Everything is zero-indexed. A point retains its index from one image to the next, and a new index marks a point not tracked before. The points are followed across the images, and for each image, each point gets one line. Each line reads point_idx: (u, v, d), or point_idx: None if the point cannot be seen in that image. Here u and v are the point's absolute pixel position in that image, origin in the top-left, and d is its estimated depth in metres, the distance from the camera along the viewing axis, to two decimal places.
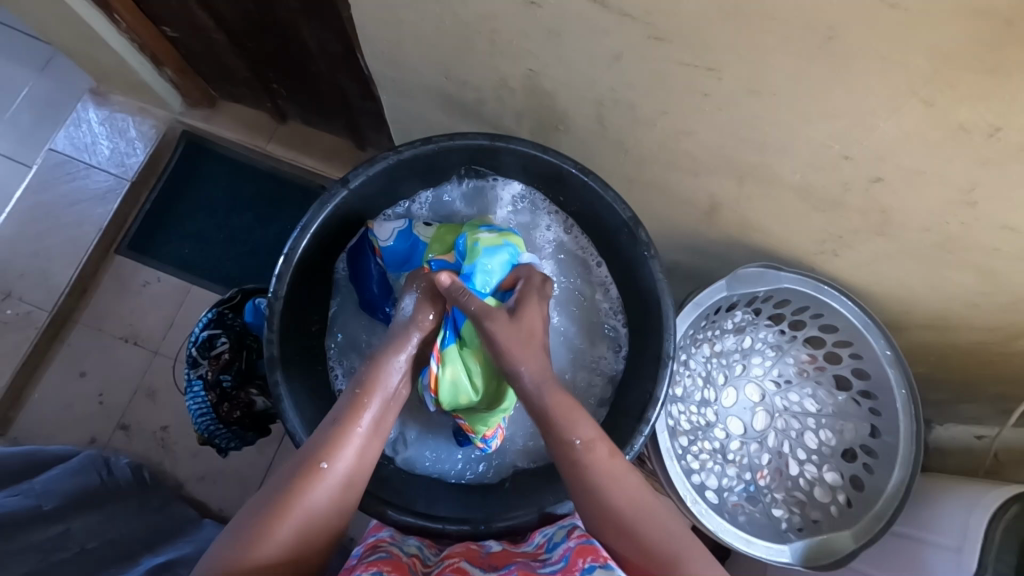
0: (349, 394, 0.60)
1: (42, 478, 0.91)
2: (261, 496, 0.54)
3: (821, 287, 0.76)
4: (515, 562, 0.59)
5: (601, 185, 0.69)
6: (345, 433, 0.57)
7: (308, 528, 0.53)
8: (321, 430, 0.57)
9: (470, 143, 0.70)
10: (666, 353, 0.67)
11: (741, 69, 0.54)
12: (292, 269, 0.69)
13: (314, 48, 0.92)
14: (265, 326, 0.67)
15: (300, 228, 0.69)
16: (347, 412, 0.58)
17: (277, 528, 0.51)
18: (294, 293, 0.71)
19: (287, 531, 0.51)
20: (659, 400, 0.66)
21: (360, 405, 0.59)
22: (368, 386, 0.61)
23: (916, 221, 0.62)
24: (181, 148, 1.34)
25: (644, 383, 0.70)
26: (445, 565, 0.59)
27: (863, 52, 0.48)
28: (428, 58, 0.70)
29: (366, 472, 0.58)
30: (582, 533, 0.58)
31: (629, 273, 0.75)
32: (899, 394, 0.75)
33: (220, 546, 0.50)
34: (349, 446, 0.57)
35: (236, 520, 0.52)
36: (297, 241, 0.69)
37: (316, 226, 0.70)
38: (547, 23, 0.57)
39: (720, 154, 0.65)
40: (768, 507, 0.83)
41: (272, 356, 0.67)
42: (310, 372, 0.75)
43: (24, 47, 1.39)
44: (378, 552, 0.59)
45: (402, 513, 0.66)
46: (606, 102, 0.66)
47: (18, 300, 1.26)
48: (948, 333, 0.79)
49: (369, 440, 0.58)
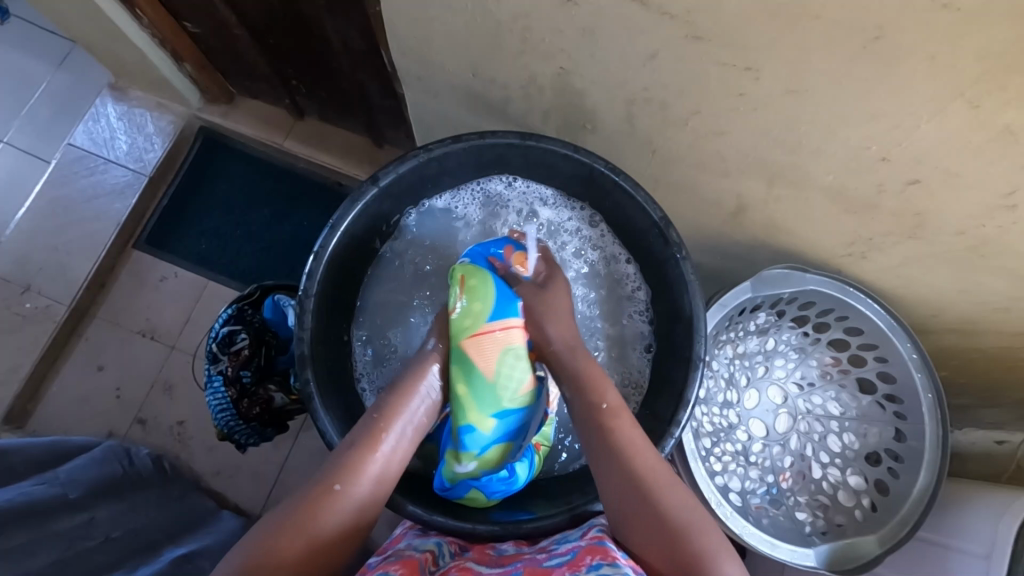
0: (367, 418, 0.62)
1: (66, 468, 0.91)
2: (272, 514, 0.55)
3: (847, 289, 0.76)
4: (522, 559, 0.60)
5: (632, 185, 0.69)
6: (361, 458, 0.58)
7: (320, 552, 0.54)
8: (338, 454, 0.59)
9: (500, 141, 0.70)
10: (696, 356, 0.67)
11: (780, 69, 0.53)
12: (322, 266, 0.69)
13: (337, 45, 0.92)
14: (294, 325, 0.68)
15: (330, 226, 0.70)
16: (365, 437, 0.60)
17: (289, 547, 0.52)
18: (325, 291, 0.71)
19: (300, 551, 0.52)
20: (689, 401, 0.66)
21: (377, 431, 0.61)
22: (386, 412, 0.62)
23: (951, 224, 0.62)
24: (198, 144, 1.35)
25: (673, 385, 0.70)
26: (453, 565, 0.60)
27: (907, 52, 0.47)
28: (457, 56, 0.70)
29: (382, 499, 0.59)
30: (596, 534, 0.59)
31: (658, 273, 0.75)
32: (925, 397, 0.75)
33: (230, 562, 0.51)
34: (362, 475, 0.58)
35: (249, 535, 0.53)
36: (327, 239, 0.69)
37: (345, 225, 0.70)
38: (582, 21, 0.57)
39: (751, 155, 0.65)
40: (791, 511, 0.83)
41: (302, 355, 0.67)
42: (338, 371, 0.75)
43: (45, 42, 1.40)
44: (390, 557, 0.59)
45: (414, 504, 0.65)
46: (638, 101, 0.65)
47: (36, 293, 1.27)
48: (976, 338, 0.78)
49: (384, 467, 0.59)
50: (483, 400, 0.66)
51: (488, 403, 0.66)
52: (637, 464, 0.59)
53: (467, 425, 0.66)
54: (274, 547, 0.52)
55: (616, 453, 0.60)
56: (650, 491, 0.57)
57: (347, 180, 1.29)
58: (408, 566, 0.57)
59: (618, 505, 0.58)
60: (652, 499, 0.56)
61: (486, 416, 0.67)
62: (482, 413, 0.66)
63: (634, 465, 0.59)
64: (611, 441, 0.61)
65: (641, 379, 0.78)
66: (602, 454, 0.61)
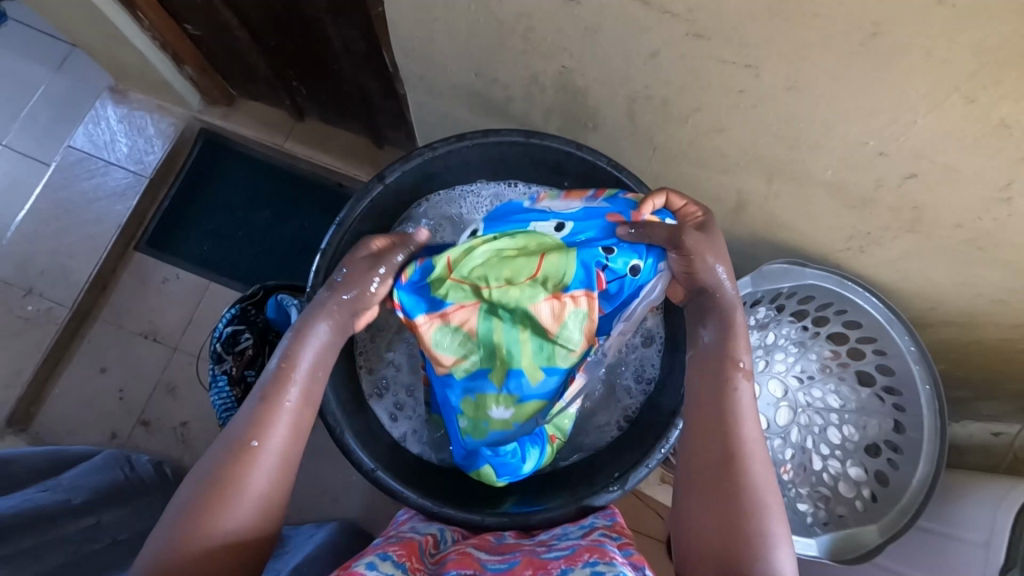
0: (271, 371, 0.60)
1: (68, 475, 0.91)
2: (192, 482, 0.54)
3: (845, 283, 0.77)
4: (522, 549, 0.60)
5: (635, 181, 0.70)
6: (274, 410, 0.57)
7: (256, 506, 0.54)
8: (250, 408, 0.58)
9: (505, 139, 0.71)
10: None
11: (781, 67, 0.54)
12: (329, 264, 0.71)
13: (338, 46, 0.92)
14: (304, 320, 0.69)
15: (337, 224, 0.71)
16: (274, 389, 0.58)
17: (222, 511, 0.52)
18: None
19: (234, 511, 0.52)
20: None
21: (285, 382, 0.59)
22: (290, 361, 0.60)
23: (947, 218, 0.63)
24: (200, 146, 1.36)
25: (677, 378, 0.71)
26: (453, 549, 0.60)
27: (903, 50, 0.48)
28: (461, 56, 0.70)
29: (302, 446, 0.59)
30: (596, 535, 0.59)
31: None
32: (923, 389, 0.76)
33: (163, 537, 0.51)
34: (276, 424, 0.57)
35: (172, 510, 0.52)
36: (333, 237, 0.70)
37: (352, 223, 0.72)
38: (585, 21, 0.58)
39: (752, 150, 0.66)
40: (792, 502, 0.84)
41: None
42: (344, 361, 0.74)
43: (45, 45, 1.40)
44: (392, 538, 0.60)
45: (419, 495, 0.65)
46: (639, 98, 0.66)
47: (38, 296, 1.27)
48: (972, 330, 0.80)
49: (299, 413, 0.59)
50: (537, 354, 0.66)
51: (540, 359, 0.66)
52: (737, 431, 0.56)
53: (515, 371, 0.66)
54: (201, 514, 0.51)
55: (722, 413, 0.57)
56: (736, 460, 0.54)
57: (349, 180, 1.30)
58: (408, 548, 0.57)
59: (699, 457, 0.56)
60: (733, 470, 0.54)
61: (536, 368, 0.66)
62: (534, 365, 0.66)
63: (736, 434, 0.55)
64: (720, 407, 0.57)
65: (648, 380, 0.78)
66: (710, 406, 0.58)
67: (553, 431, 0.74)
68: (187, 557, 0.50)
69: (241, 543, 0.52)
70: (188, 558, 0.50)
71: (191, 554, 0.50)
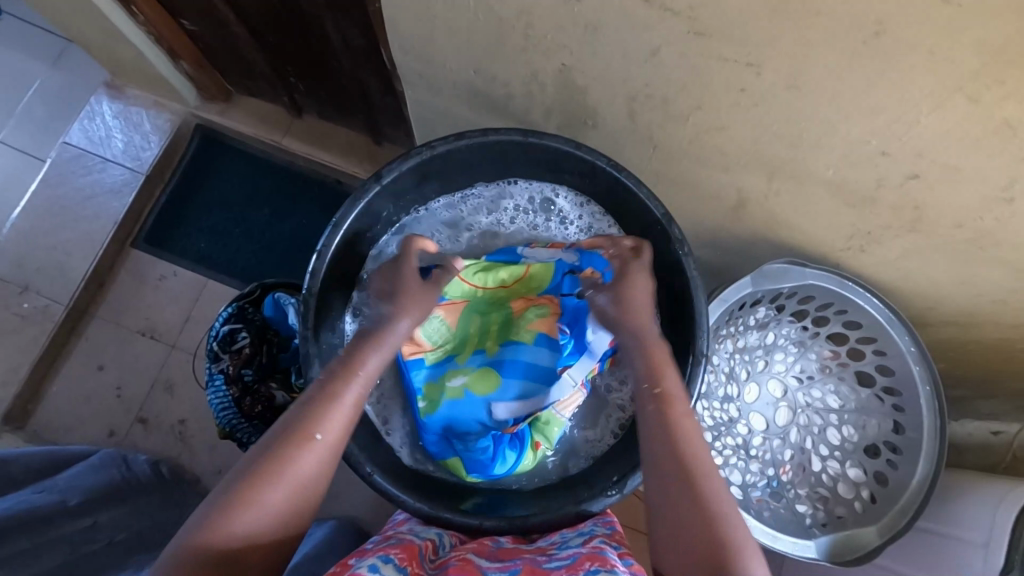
0: (337, 363, 0.60)
1: (64, 475, 0.91)
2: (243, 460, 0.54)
3: (846, 283, 0.77)
4: (522, 557, 0.59)
5: (635, 183, 0.69)
6: (337, 405, 0.57)
7: (303, 496, 0.54)
8: (309, 396, 0.58)
9: (504, 139, 0.70)
10: (699, 351, 0.67)
11: (784, 67, 0.53)
12: (325, 264, 0.70)
13: (336, 41, 0.92)
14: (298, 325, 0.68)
15: (333, 224, 0.70)
16: (338, 383, 0.58)
17: (272, 495, 0.51)
18: (328, 292, 0.72)
19: (283, 497, 0.52)
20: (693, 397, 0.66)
21: (351, 378, 0.59)
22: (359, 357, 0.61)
23: (949, 218, 0.62)
24: (196, 142, 1.34)
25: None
26: (453, 555, 0.60)
27: (908, 49, 0.48)
28: (460, 53, 0.70)
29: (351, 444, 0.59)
30: (596, 542, 0.58)
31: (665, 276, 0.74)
32: (924, 390, 0.76)
33: (210, 508, 0.50)
34: (334, 418, 0.57)
35: (218, 484, 0.52)
36: (329, 238, 0.70)
37: (347, 223, 0.71)
38: (585, 19, 0.57)
39: (752, 149, 0.65)
40: (791, 503, 0.83)
41: (307, 353, 0.67)
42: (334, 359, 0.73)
43: (41, 39, 1.39)
44: (390, 541, 0.60)
45: (416, 499, 0.65)
46: (639, 97, 0.65)
47: (35, 294, 1.26)
48: (972, 330, 0.79)
49: (356, 412, 0.59)
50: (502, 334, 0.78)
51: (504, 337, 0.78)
52: (687, 447, 0.56)
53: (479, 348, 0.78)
54: (253, 493, 0.51)
55: (669, 432, 0.57)
56: (693, 474, 0.54)
57: (348, 177, 1.30)
58: (407, 552, 0.57)
59: (659, 481, 0.55)
60: (694, 484, 0.53)
61: (497, 344, 0.78)
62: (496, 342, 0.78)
63: (687, 451, 0.55)
64: (666, 429, 0.57)
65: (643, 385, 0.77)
66: (655, 430, 0.58)
67: (536, 438, 0.74)
68: (223, 536, 0.49)
69: (281, 529, 0.52)
70: (232, 534, 0.49)
71: (236, 531, 0.50)
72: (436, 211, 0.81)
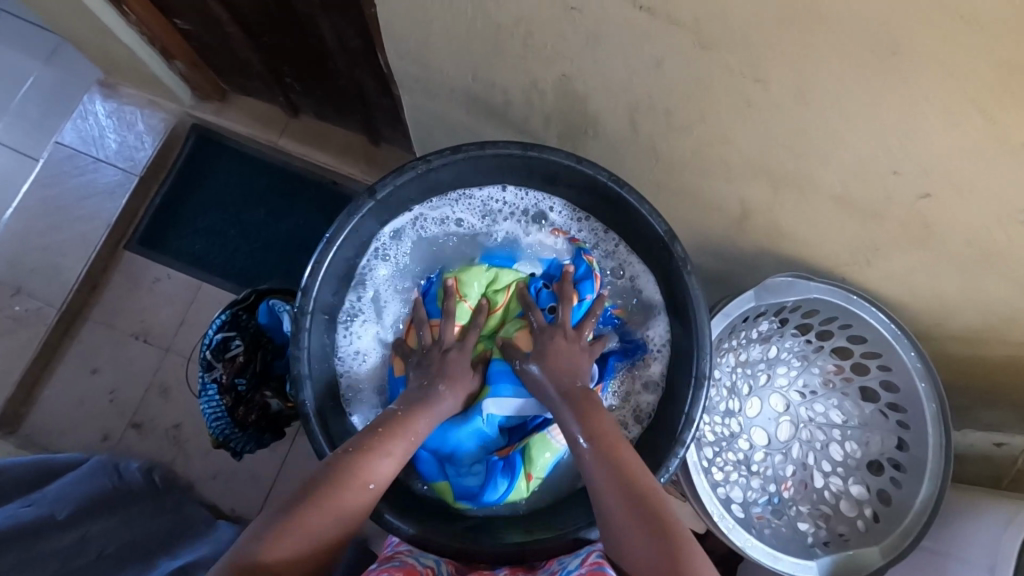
0: (394, 412, 0.64)
1: (55, 486, 0.92)
2: (296, 489, 0.57)
3: (851, 297, 0.75)
4: None
5: (637, 199, 0.67)
6: (388, 455, 0.61)
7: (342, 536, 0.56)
8: (362, 441, 0.61)
9: (502, 152, 0.68)
10: (702, 375, 0.66)
11: (792, 80, 0.52)
12: (318, 281, 0.68)
13: (332, 43, 0.89)
14: (290, 343, 0.68)
15: (326, 240, 0.68)
16: (391, 432, 0.62)
17: (319, 530, 0.54)
18: (322, 307, 0.71)
19: (327, 535, 0.55)
20: (694, 421, 0.65)
21: (404, 431, 0.63)
22: (415, 411, 0.65)
23: (961, 237, 0.61)
24: (191, 141, 1.32)
25: (676, 402, 0.69)
26: None
27: (921, 66, 0.46)
28: (458, 60, 0.68)
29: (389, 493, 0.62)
30: (595, 559, 0.59)
31: (668, 293, 0.72)
32: (930, 407, 0.74)
33: (260, 532, 0.53)
34: (385, 468, 0.60)
35: (271, 510, 0.55)
36: (322, 254, 0.68)
37: (341, 239, 0.69)
38: (586, 29, 0.56)
39: (758, 164, 0.63)
40: (793, 521, 0.81)
41: (299, 373, 0.67)
42: (325, 375, 0.72)
43: (33, 35, 1.36)
44: (392, 561, 0.61)
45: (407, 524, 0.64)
46: (641, 108, 0.63)
47: (27, 296, 1.25)
48: (979, 343, 0.78)
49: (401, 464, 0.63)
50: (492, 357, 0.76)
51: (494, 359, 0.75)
52: (631, 479, 0.58)
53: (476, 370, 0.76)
54: (305, 526, 0.53)
55: (612, 470, 0.59)
56: (644, 500, 0.56)
57: (344, 179, 1.28)
58: None
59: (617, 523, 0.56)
60: (647, 509, 0.55)
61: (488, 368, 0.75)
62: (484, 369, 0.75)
63: (633, 484, 0.57)
64: (609, 469, 0.59)
65: (647, 411, 0.74)
66: (598, 475, 0.59)
67: (529, 470, 0.71)
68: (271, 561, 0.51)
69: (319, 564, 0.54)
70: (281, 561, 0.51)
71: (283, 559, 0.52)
72: (425, 215, 0.77)
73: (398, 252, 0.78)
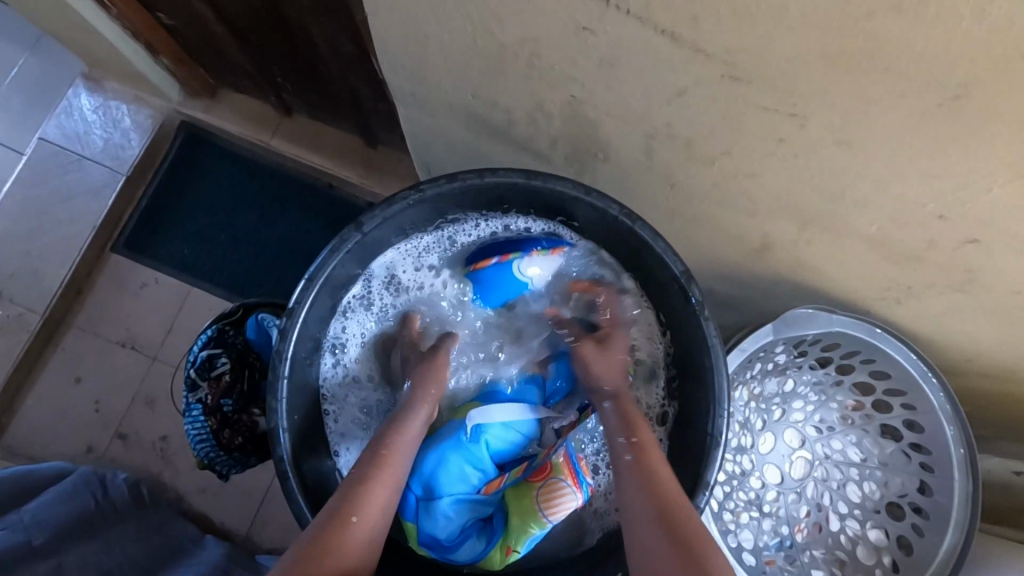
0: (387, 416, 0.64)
1: (31, 507, 0.87)
2: (333, 502, 0.55)
3: (876, 332, 0.69)
4: None
5: (651, 234, 0.63)
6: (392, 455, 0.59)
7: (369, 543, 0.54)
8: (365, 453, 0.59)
9: (504, 180, 0.63)
10: (716, 436, 0.62)
11: (831, 115, 0.47)
12: (297, 324, 0.64)
13: (324, 47, 0.83)
14: (268, 391, 0.64)
15: (307, 279, 0.64)
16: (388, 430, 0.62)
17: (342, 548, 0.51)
18: (303, 349, 0.67)
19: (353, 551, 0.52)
20: (709, 485, 0.61)
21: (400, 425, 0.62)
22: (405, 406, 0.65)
23: (1007, 283, 0.56)
24: (180, 140, 1.26)
25: (694, 453, 0.65)
26: None
27: (985, 102, 0.41)
28: (457, 77, 0.62)
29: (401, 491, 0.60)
30: None
31: (682, 334, 0.69)
32: (957, 453, 0.69)
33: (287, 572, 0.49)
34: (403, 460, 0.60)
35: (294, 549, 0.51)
36: (303, 294, 0.64)
37: (323, 276, 0.64)
38: (600, 50, 0.50)
39: (785, 198, 0.58)
40: (807, 567, 0.77)
41: (274, 428, 0.62)
42: (302, 419, 0.68)
43: (13, 23, 1.29)
44: None
45: None
46: (658, 136, 0.58)
47: (9, 301, 1.20)
48: (1012, 384, 0.72)
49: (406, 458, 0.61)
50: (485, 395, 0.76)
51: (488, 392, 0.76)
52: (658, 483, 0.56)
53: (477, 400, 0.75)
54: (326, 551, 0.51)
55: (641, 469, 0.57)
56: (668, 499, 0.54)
57: (339, 182, 1.22)
58: None
59: (637, 522, 0.54)
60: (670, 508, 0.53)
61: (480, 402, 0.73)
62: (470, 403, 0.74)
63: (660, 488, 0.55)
64: (638, 471, 0.57)
65: None
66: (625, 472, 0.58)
67: (507, 542, 0.66)
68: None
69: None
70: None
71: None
72: (413, 245, 0.74)
73: (395, 285, 0.76)
